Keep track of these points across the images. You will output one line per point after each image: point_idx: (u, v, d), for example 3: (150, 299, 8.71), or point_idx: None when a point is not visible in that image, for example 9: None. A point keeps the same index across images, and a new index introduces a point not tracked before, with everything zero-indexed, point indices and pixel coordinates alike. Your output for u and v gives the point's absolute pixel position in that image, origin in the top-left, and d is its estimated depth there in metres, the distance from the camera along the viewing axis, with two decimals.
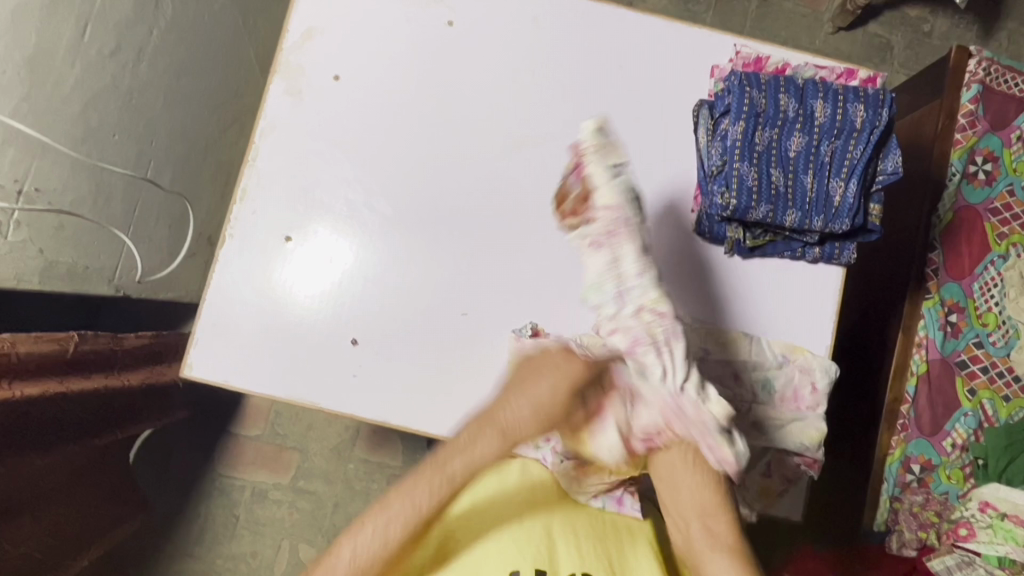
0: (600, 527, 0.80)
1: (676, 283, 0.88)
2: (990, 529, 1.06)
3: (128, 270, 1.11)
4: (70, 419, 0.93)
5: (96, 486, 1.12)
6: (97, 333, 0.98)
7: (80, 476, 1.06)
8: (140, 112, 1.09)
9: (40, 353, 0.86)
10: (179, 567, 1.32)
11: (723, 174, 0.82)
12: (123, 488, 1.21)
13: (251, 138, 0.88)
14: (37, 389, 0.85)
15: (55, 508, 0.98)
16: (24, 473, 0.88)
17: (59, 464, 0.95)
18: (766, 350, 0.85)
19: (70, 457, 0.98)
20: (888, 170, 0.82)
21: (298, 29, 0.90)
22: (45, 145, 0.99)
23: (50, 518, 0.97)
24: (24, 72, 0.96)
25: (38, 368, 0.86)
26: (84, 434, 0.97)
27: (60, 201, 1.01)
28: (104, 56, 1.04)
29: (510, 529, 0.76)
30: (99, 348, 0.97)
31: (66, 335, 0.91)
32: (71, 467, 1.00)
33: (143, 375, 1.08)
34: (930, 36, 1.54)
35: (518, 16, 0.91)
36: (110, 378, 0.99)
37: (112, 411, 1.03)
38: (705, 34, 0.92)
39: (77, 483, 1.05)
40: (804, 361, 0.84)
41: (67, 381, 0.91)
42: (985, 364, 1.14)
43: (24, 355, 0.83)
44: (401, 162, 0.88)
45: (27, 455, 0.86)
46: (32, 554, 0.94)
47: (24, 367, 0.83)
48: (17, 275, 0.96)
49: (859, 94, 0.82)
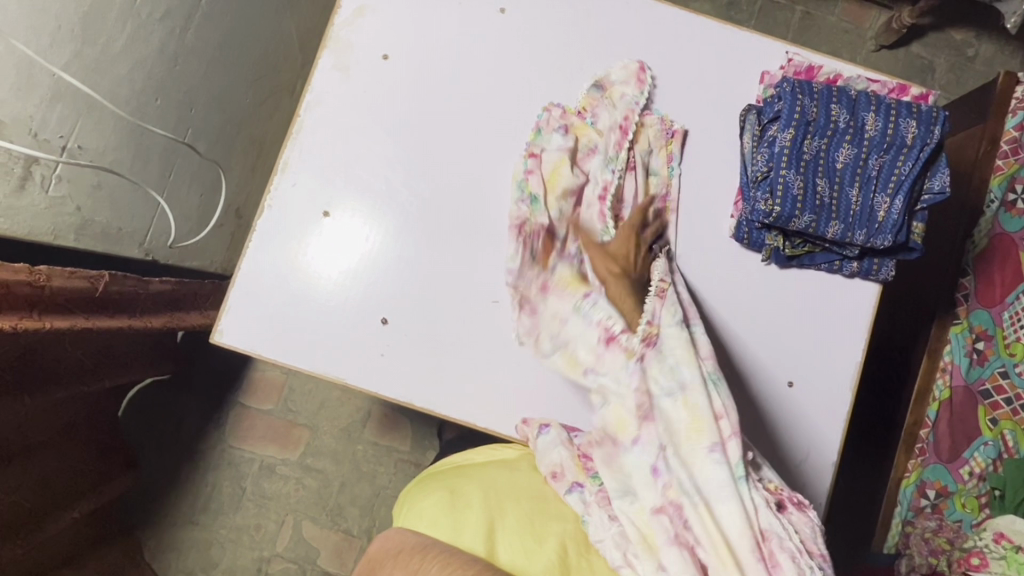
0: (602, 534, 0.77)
1: (724, 271, 0.87)
2: (1003, 561, 0.97)
3: (159, 235, 1.11)
4: (73, 357, 0.95)
5: (84, 440, 1.13)
6: (126, 275, 0.97)
7: (68, 432, 1.06)
8: (184, 79, 1.10)
9: (71, 289, 0.86)
10: (182, 533, 1.33)
11: (768, 181, 0.81)
12: (110, 445, 1.22)
13: (297, 111, 0.88)
14: (66, 323, 0.86)
15: (43, 461, 0.99)
16: (21, 414, 0.90)
17: (49, 412, 0.97)
18: (802, 348, 0.86)
19: (58, 402, 0.98)
20: (934, 189, 0.81)
21: (350, 6, 0.90)
22: (93, 104, 0.96)
23: (35, 469, 0.97)
24: (78, 29, 0.94)
25: (65, 303, 0.87)
26: (76, 380, 0.98)
27: (100, 159, 0.98)
28: (154, 20, 1.03)
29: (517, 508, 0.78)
30: (126, 291, 0.97)
31: (99, 272, 0.91)
32: (61, 419, 1.02)
33: (160, 319, 1.07)
34: (974, 61, 1.52)
35: (568, 9, 0.91)
36: (134, 320, 1.00)
37: (112, 358, 1.05)
38: (758, 40, 0.91)
39: (66, 440, 1.06)
40: (839, 359, 0.86)
41: (93, 318, 0.92)
42: (1009, 395, 1.07)
43: (55, 288, 0.84)
44: (445, 141, 0.88)
45: (23, 398, 0.88)
46: (20, 503, 0.95)
47: (53, 301, 0.84)
48: (53, 230, 0.93)
49: (912, 110, 0.82)
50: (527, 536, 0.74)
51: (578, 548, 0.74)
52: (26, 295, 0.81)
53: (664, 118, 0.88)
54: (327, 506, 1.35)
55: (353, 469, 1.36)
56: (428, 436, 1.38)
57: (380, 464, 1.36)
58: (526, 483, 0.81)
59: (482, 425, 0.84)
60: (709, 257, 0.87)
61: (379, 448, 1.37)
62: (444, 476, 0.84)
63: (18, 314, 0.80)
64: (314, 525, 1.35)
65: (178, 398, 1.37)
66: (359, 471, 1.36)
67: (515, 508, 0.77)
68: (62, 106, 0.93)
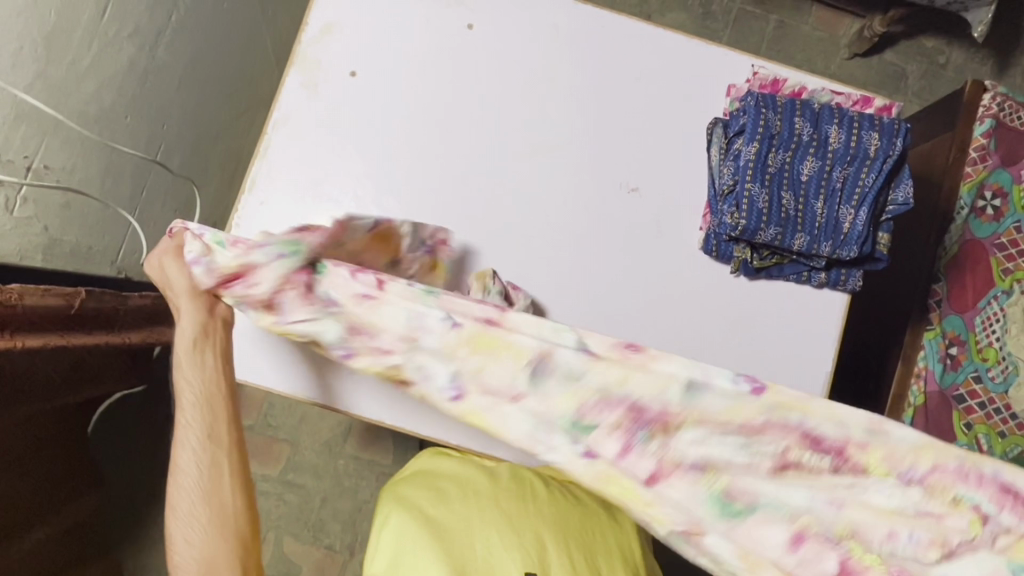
0: (579, 522, 0.78)
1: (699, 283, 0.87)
2: None
3: (132, 253, 1.12)
4: (41, 374, 0.92)
5: (54, 456, 1.11)
6: (104, 290, 0.99)
7: (35, 450, 1.04)
8: (156, 96, 1.10)
9: (45, 307, 0.84)
10: (163, 551, 1.32)
11: (734, 194, 0.82)
12: (80, 463, 1.21)
13: (264, 128, 0.88)
14: (40, 341, 0.85)
15: (9, 480, 0.97)
16: None
17: (16, 430, 0.95)
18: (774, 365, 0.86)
19: (22, 420, 0.96)
20: (898, 200, 0.82)
21: (317, 24, 0.90)
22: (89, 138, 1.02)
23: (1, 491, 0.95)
24: (40, 49, 0.95)
25: (41, 320, 0.85)
26: (41, 397, 0.96)
27: (69, 179, 1.01)
28: (120, 35, 1.04)
29: (489, 505, 0.76)
30: (103, 307, 0.97)
31: (74, 291, 0.90)
32: (27, 437, 1.00)
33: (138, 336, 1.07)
34: (945, 68, 1.54)
35: (537, 24, 0.91)
36: (111, 337, 1.01)
37: (83, 373, 1.04)
38: (726, 53, 0.92)
39: (33, 458, 1.04)
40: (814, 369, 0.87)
41: (67, 334, 0.91)
42: (982, 399, 1.12)
43: (29, 307, 0.81)
44: (415, 155, 0.88)
45: None
46: None
47: (28, 320, 0.83)
48: (19, 252, 0.97)
49: (874, 123, 0.83)
50: (506, 531, 0.74)
51: (556, 542, 0.74)
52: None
53: (620, 153, 0.89)
54: (308, 522, 1.34)
55: (335, 484, 1.36)
56: (409, 448, 1.38)
57: (362, 478, 1.36)
58: (506, 482, 0.80)
59: (426, 434, 0.83)
60: (682, 270, 0.87)
61: (360, 462, 1.37)
62: (419, 478, 0.83)
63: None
64: (296, 541, 1.33)
65: (157, 414, 1.35)
66: (341, 485, 1.35)
67: (493, 505, 0.76)
68: (26, 125, 0.96)
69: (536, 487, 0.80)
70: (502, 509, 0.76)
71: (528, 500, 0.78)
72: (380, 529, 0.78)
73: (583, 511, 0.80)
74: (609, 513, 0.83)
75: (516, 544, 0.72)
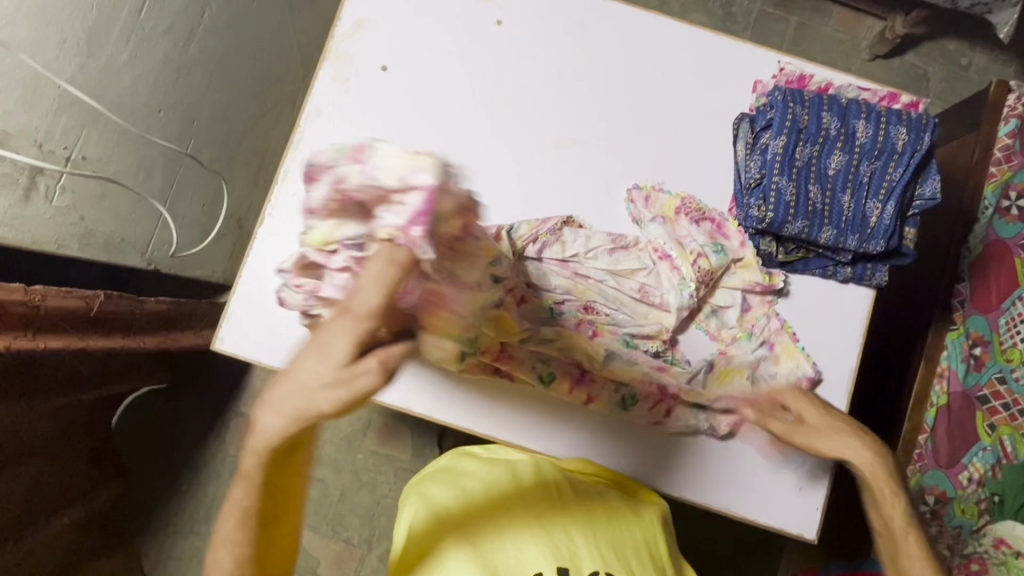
0: (608, 519, 0.77)
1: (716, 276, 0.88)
2: (1004, 566, 1.03)
3: (162, 245, 1.14)
4: (72, 364, 0.94)
5: (80, 444, 1.13)
6: (118, 293, 0.95)
7: (64, 437, 1.06)
8: (188, 92, 1.16)
9: (66, 309, 0.84)
10: (184, 542, 1.34)
11: (762, 187, 0.83)
12: (104, 453, 1.23)
13: (297, 121, 0.89)
14: (60, 342, 0.85)
15: (37, 467, 0.98)
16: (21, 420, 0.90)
17: (48, 417, 0.97)
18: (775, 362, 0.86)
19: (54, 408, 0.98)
20: (925, 195, 0.83)
21: (350, 18, 0.91)
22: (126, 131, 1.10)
23: (30, 476, 0.96)
24: (82, 41, 1.08)
25: (61, 322, 0.85)
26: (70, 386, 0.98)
27: (104, 170, 1.09)
28: (156, 33, 1.13)
29: (516, 502, 0.75)
30: (118, 309, 0.95)
31: (94, 293, 0.90)
32: (57, 424, 1.02)
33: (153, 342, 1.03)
34: (968, 70, 1.54)
35: (565, 20, 0.93)
36: (127, 339, 0.97)
37: (112, 363, 1.06)
38: (751, 49, 0.93)
39: (61, 445, 1.06)
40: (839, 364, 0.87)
41: (87, 338, 0.90)
42: (1007, 399, 1.11)
43: (51, 308, 0.82)
44: (444, 148, 0.89)
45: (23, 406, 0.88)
46: (18, 509, 0.94)
47: (49, 321, 0.83)
48: (58, 240, 1.03)
49: (902, 117, 0.84)
50: (535, 527, 0.72)
51: (587, 539, 0.73)
52: (22, 314, 0.78)
53: (646, 148, 0.90)
54: (327, 515, 1.35)
55: (354, 478, 1.37)
56: (428, 444, 1.39)
57: (381, 473, 1.37)
58: (531, 477, 0.79)
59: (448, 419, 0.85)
60: None
61: (379, 457, 1.37)
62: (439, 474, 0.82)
63: (11, 334, 0.77)
64: (314, 534, 1.34)
65: (179, 407, 1.37)
66: (360, 480, 1.37)
67: (520, 501, 0.75)
68: (68, 118, 1.06)
69: (562, 482, 0.79)
70: (531, 505, 0.75)
71: (556, 496, 0.77)
72: (403, 525, 0.77)
73: (608, 509, 0.78)
74: (637, 512, 0.81)
75: (547, 543, 0.70)
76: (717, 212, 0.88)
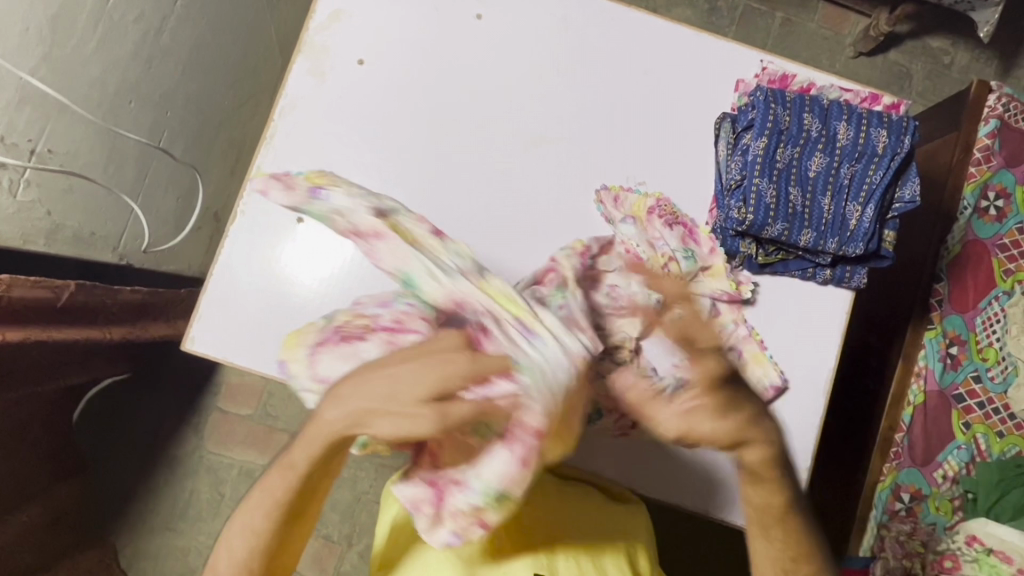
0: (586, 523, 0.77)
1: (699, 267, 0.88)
2: (976, 563, 1.03)
3: (133, 239, 1.13)
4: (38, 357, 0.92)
5: (41, 441, 1.11)
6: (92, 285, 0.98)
7: (23, 433, 1.04)
8: (159, 82, 1.10)
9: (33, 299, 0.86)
10: (161, 539, 1.32)
11: (742, 189, 0.83)
12: (63, 448, 1.20)
13: (270, 116, 0.87)
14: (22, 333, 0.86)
15: None
16: None
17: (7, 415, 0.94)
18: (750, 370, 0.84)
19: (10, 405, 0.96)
20: (905, 198, 0.83)
21: (326, 11, 0.89)
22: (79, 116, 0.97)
23: None
24: (47, 30, 0.92)
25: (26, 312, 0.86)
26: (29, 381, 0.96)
27: (71, 163, 0.99)
28: (127, 22, 1.02)
29: None
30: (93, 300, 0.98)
31: (65, 283, 0.91)
32: (16, 419, 1.00)
33: (121, 330, 1.07)
34: (950, 69, 1.54)
35: (548, 15, 0.91)
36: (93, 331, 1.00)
37: (70, 356, 1.03)
38: (734, 48, 0.92)
39: (21, 441, 1.03)
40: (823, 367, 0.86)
41: (54, 327, 0.92)
42: (982, 399, 1.12)
43: (16, 298, 0.83)
44: (421, 144, 0.88)
45: None
46: None
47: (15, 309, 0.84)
48: (22, 235, 0.95)
49: (883, 119, 0.83)
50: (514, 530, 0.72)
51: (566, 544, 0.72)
52: None
53: (628, 147, 0.89)
54: None
55: None
56: None
57: (361, 469, 1.35)
58: None
59: None
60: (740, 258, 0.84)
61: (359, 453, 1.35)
62: None
63: None
64: None
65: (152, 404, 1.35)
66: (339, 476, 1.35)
67: None
68: (29, 109, 0.92)
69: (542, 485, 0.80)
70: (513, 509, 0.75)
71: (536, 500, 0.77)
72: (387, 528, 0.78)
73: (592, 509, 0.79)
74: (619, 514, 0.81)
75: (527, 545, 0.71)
76: (690, 218, 0.88)
